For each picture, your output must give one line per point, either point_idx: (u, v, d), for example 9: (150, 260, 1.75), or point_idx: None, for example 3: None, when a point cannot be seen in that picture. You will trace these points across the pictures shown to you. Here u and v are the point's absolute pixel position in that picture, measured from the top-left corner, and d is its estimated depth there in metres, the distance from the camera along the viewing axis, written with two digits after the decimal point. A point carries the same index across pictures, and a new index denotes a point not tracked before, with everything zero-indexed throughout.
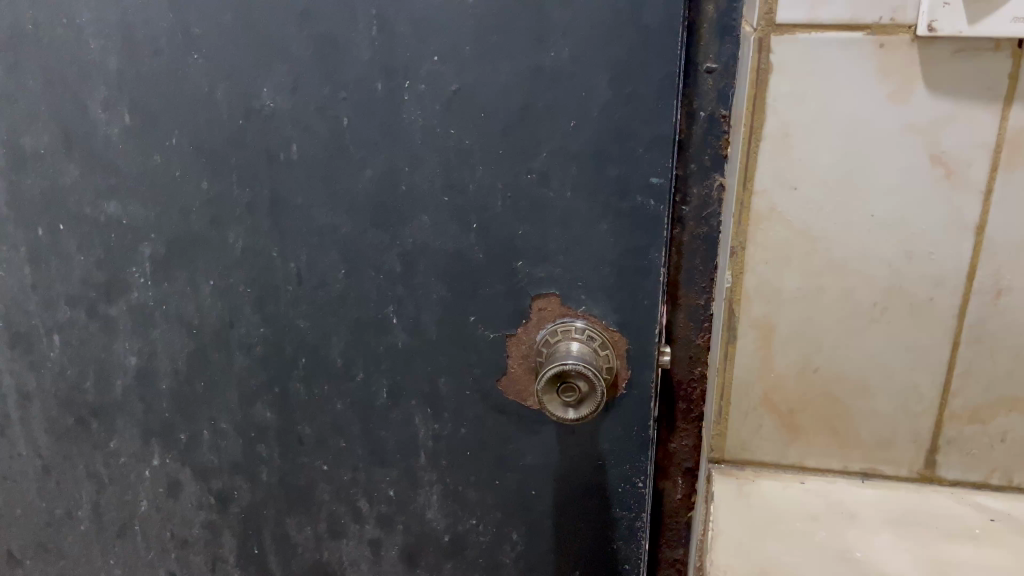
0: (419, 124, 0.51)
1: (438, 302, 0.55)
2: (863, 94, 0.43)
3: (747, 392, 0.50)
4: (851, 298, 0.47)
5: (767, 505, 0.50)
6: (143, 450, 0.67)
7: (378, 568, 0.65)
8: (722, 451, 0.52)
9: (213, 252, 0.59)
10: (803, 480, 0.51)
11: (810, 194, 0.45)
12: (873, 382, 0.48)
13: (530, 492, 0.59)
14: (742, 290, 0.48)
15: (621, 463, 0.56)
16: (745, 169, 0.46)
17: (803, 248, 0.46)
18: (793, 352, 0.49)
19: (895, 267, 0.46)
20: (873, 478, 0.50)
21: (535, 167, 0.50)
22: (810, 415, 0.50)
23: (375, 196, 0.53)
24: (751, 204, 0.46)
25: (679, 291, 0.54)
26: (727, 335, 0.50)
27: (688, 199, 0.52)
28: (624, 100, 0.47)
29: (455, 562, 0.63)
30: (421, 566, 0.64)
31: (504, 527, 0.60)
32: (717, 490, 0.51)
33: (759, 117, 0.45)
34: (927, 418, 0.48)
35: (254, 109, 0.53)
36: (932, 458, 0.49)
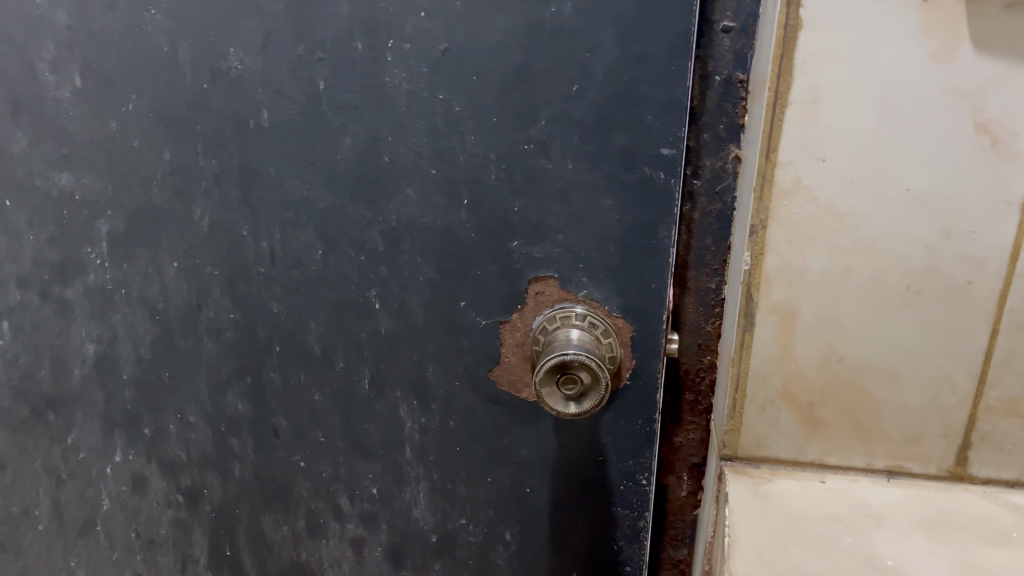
0: (403, 88, 0.46)
1: (424, 284, 0.50)
2: (902, 53, 0.38)
3: (765, 384, 0.46)
4: (882, 280, 0.42)
5: (787, 504, 0.45)
6: (105, 444, 0.62)
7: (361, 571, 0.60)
8: (736, 447, 0.48)
9: (179, 229, 0.54)
10: (824, 479, 0.47)
11: (840, 166, 0.41)
12: (902, 372, 0.44)
13: (524, 489, 0.55)
14: (762, 273, 0.44)
15: (624, 458, 0.52)
16: (768, 137, 0.41)
17: (830, 225, 0.42)
18: (815, 340, 0.44)
19: (930, 247, 0.41)
20: (899, 476, 0.46)
21: (533, 136, 0.45)
22: (832, 408, 0.45)
23: (356, 167, 0.49)
24: (774, 176, 0.42)
25: (688, 273, 0.49)
26: (744, 322, 0.45)
27: (700, 172, 0.47)
28: (631, 61, 0.43)
29: (444, 563, 0.58)
30: (407, 567, 0.59)
31: (496, 525, 0.56)
32: (731, 490, 0.46)
33: (786, 79, 0.40)
34: (959, 410, 0.44)
35: (221, 71, 0.48)
36: (964, 455, 0.45)
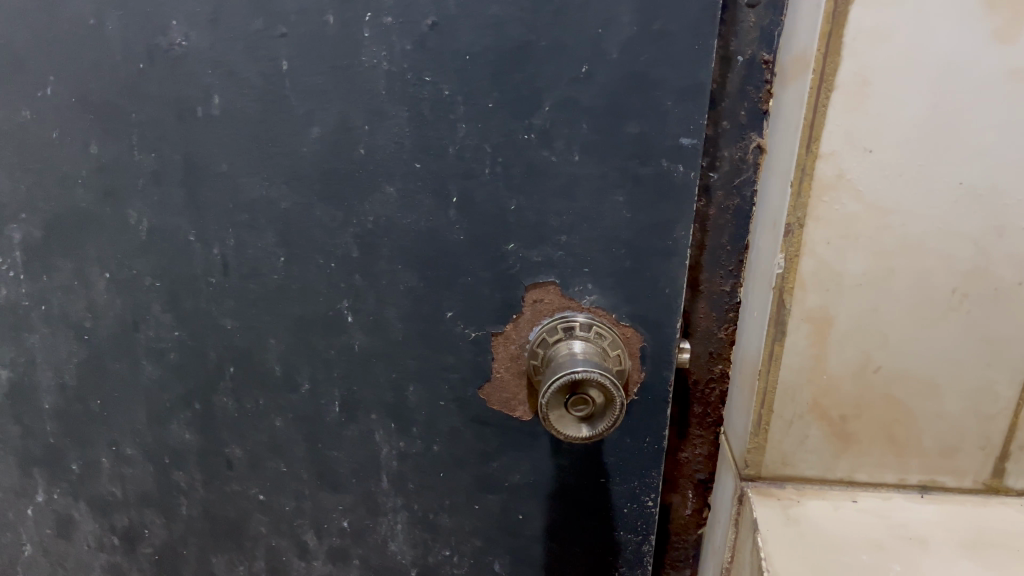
0: (382, 69, 0.39)
1: (405, 293, 0.44)
2: (964, 31, 0.34)
3: (794, 398, 0.42)
4: (927, 283, 0.38)
5: (822, 530, 0.41)
6: (25, 484, 0.56)
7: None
8: (759, 467, 0.44)
9: (109, 237, 0.47)
10: (855, 499, 0.43)
11: (889, 157, 0.36)
12: (942, 382, 0.40)
13: (516, 516, 0.49)
14: (796, 277, 0.39)
15: (628, 479, 0.47)
16: (810, 126, 0.36)
17: (874, 223, 0.38)
18: (851, 349, 0.40)
19: (982, 247, 0.37)
20: (932, 492, 0.43)
21: (535, 125, 0.39)
22: (865, 422, 0.42)
23: (325, 161, 0.42)
24: (814, 170, 0.37)
25: (700, 276, 0.45)
26: (774, 331, 0.41)
27: (717, 164, 0.43)
28: (651, 38, 0.37)
29: None
30: None
31: (484, 556, 0.51)
32: (759, 516, 0.42)
33: (834, 61, 0.35)
34: (1000, 420, 0.41)
35: (160, 48, 0.41)
36: (1001, 466, 0.42)
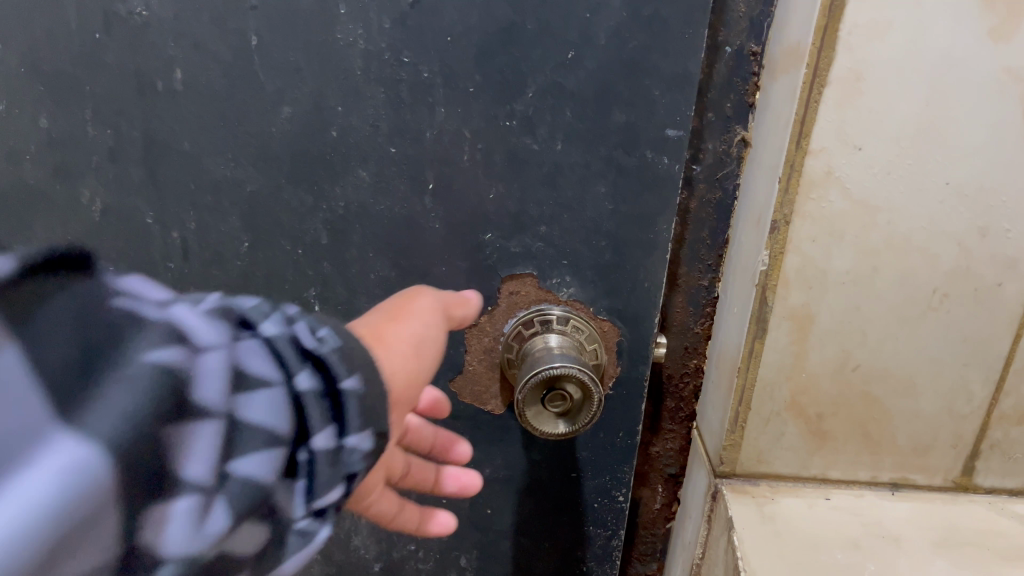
0: (359, 47, 0.37)
1: (376, 281, 0.43)
2: (960, 29, 0.33)
3: (772, 396, 0.41)
4: (909, 282, 0.38)
5: (797, 528, 0.41)
6: None
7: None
8: (734, 463, 0.43)
9: (59, 217, 0.45)
10: (828, 496, 0.43)
11: (878, 155, 0.36)
12: (919, 380, 0.40)
13: (485, 510, 0.49)
14: (780, 273, 0.39)
15: (600, 474, 0.47)
16: (801, 122, 0.36)
17: (861, 221, 0.37)
18: (831, 347, 0.40)
19: (964, 247, 0.37)
20: (903, 489, 0.43)
21: (517, 111, 0.38)
22: (842, 419, 0.42)
23: (296, 143, 0.40)
24: (803, 166, 0.36)
25: (679, 269, 0.45)
26: (755, 328, 0.40)
27: (700, 157, 0.42)
28: (643, 25, 0.36)
29: None
30: None
31: (450, 551, 0.50)
32: (734, 512, 0.42)
33: (828, 55, 0.34)
34: (972, 419, 0.41)
35: (118, 15, 0.38)
36: (971, 465, 0.42)
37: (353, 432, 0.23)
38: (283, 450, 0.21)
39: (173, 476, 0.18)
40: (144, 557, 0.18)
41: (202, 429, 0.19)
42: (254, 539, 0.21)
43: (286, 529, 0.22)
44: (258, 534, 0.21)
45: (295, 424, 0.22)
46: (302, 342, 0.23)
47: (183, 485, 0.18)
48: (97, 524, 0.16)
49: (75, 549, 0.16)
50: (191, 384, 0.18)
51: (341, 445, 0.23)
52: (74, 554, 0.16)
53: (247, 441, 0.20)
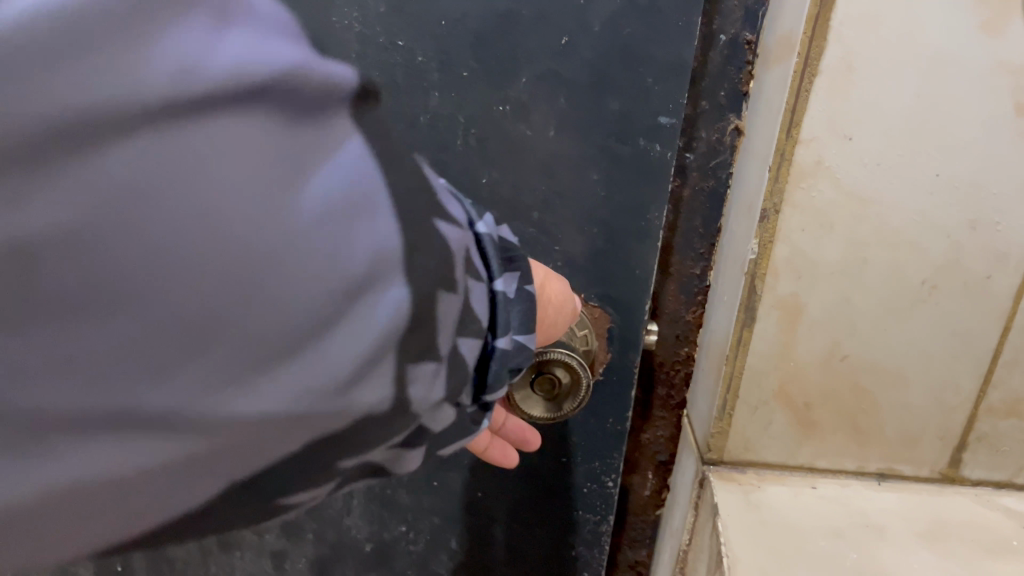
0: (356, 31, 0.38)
1: None
2: (952, 21, 0.33)
3: (761, 383, 0.42)
4: (899, 274, 0.38)
5: (782, 515, 0.41)
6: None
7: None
8: (722, 451, 0.44)
9: None
10: (815, 485, 0.43)
11: (869, 145, 0.36)
12: (908, 372, 0.41)
13: (475, 494, 0.49)
14: (770, 262, 0.39)
15: (590, 459, 0.47)
16: (792, 111, 0.36)
17: (851, 211, 0.37)
18: (820, 337, 0.40)
19: (954, 239, 0.37)
20: (890, 479, 0.44)
21: (511, 97, 0.39)
22: (830, 410, 0.42)
23: None
24: (794, 156, 0.36)
25: (671, 257, 0.45)
26: (743, 316, 0.40)
27: (694, 145, 0.42)
28: (637, 13, 0.36)
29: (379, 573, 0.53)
30: None
31: (441, 533, 0.51)
32: (719, 498, 0.42)
33: (818, 45, 0.34)
34: (960, 411, 0.41)
35: None
36: (958, 456, 0.43)
37: (530, 339, 0.29)
38: (488, 342, 0.27)
39: (438, 341, 0.23)
40: (410, 404, 0.23)
41: (465, 310, 0.24)
42: (448, 415, 0.26)
43: (468, 411, 0.27)
44: (454, 412, 0.26)
45: (489, 316, 0.27)
46: (500, 245, 0.29)
47: (444, 354, 0.23)
48: (382, 360, 0.21)
49: (369, 369, 0.20)
50: (460, 263, 0.24)
51: (511, 344, 0.28)
52: (369, 376, 0.20)
53: (470, 323, 0.25)
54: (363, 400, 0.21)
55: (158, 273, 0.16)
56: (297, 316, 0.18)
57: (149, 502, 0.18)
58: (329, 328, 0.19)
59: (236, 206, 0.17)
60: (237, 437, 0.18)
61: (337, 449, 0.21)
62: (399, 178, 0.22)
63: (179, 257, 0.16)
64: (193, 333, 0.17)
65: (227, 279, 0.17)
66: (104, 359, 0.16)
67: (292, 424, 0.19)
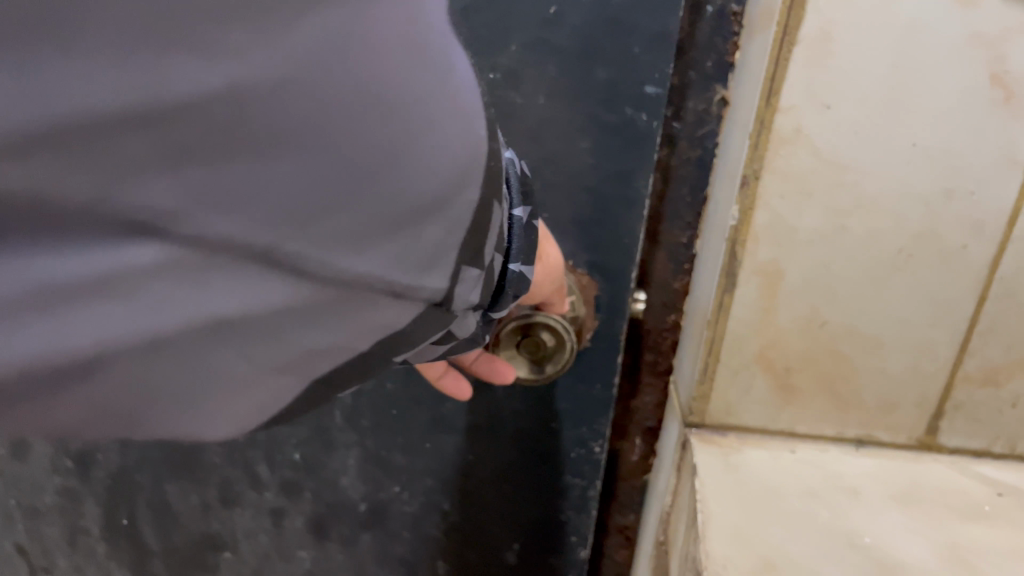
0: None
1: None
2: None
3: (741, 348, 0.43)
4: (876, 242, 0.39)
5: (759, 476, 0.42)
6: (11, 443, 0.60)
7: (279, 542, 0.58)
8: (703, 414, 0.45)
9: None
10: (794, 449, 0.45)
11: (847, 114, 0.37)
12: (886, 339, 0.42)
13: (467, 457, 0.51)
14: (750, 229, 0.40)
15: (579, 424, 0.49)
16: (771, 80, 0.37)
17: (829, 179, 0.38)
18: (799, 303, 0.41)
19: (930, 208, 0.38)
20: (868, 445, 0.45)
21: (500, 64, 0.41)
22: (809, 375, 0.43)
23: None
24: (773, 124, 0.38)
25: (659, 226, 0.46)
26: (725, 282, 0.42)
27: (682, 114, 0.44)
28: None
29: (374, 533, 0.55)
30: (333, 538, 0.56)
31: (434, 495, 0.53)
32: (699, 459, 0.44)
33: (797, 15, 0.35)
34: (936, 378, 0.42)
35: None
36: (935, 424, 0.43)
37: (532, 269, 0.34)
38: (506, 266, 0.31)
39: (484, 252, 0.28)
40: (456, 299, 0.27)
41: (502, 232, 0.29)
42: (469, 324, 0.30)
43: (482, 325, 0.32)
44: (475, 323, 0.30)
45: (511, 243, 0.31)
46: (523, 179, 0.33)
47: (485, 264, 0.28)
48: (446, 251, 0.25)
49: (438, 256, 0.25)
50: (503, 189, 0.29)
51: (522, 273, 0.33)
52: (434, 264, 0.25)
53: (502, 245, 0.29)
54: (428, 287, 0.25)
55: (313, 142, 0.19)
56: (426, 184, 0.23)
57: (215, 358, 0.22)
58: (423, 219, 0.23)
59: (389, 93, 0.21)
60: (337, 299, 0.22)
61: (397, 340, 0.26)
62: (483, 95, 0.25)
63: (328, 129, 0.20)
64: (352, 175, 0.20)
65: (364, 158, 0.21)
66: (269, 209, 0.19)
67: (379, 291, 0.24)
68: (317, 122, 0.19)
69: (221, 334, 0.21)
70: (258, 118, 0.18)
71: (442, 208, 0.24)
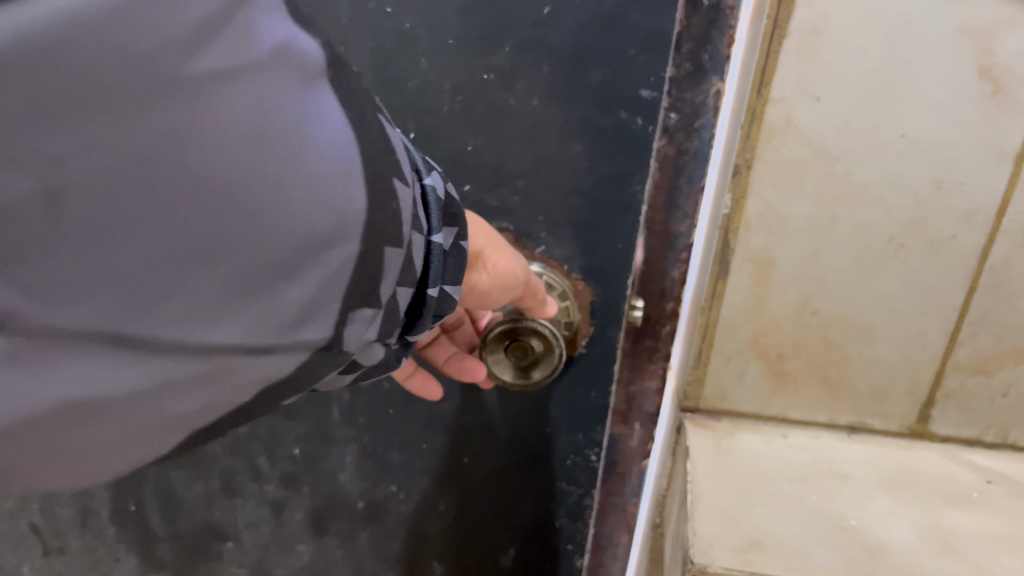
0: None
1: None
2: None
3: (735, 334, 0.44)
4: (866, 231, 0.40)
5: (750, 460, 0.44)
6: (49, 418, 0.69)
7: (279, 533, 0.61)
8: (698, 399, 0.47)
9: None
10: (786, 434, 0.46)
11: (836, 105, 0.38)
12: (877, 327, 0.42)
13: (461, 460, 0.54)
14: (742, 218, 0.41)
15: (575, 431, 0.52)
16: (762, 72, 0.38)
17: (820, 169, 0.39)
18: (791, 291, 0.43)
19: (920, 199, 0.39)
20: (860, 433, 0.45)
21: None
22: (801, 362, 0.44)
23: None
24: (764, 114, 0.39)
25: (657, 215, 0.47)
26: (718, 270, 0.43)
27: (680, 104, 0.43)
28: None
29: (369, 532, 0.60)
30: (327, 535, 0.61)
31: (429, 496, 0.56)
32: (692, 442, 0.45)
33: (787, 9, 0.36)
34: (927, 366, 0.43)
35: None
36: (926, 412, 0.44)
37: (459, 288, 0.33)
38: (422, 290, 0.30)
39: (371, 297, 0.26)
40: (344, 340, 0.26)
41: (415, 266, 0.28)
42: (375, 354, 0.29)
43: (396, 351, 0.32)
44: (382, 352, 0.30)
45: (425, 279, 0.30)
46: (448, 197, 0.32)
47: (383, 302, 0.27)
48: (325, 306, 0.24)
49: (310, 313, 0.23)
50: (407, 221, 0.27)
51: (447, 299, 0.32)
52: (310, 320, 0.23)
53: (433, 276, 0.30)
54: (304, 338, 0.23)
55: (150, 218, 0.18)
56: (278, 245, 0.21)
57: (101, 436, 0.20)
58: (282, 281, 0.22)
59: (229, 161, 0.19)
60: (204, 369, 0.21)
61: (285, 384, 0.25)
62: (372, 127, 0.24)
63: (168, 208, 0.18)
64: (191, 252, 0.19)
65: (204, 233, 0.19)
66: (104, 298, 0.18)
67: (258, 357, 0.22)
68: (160, 201, 0.18)
69: (86, 414, 0.19)
70: (92, 208, 0.17)
71: (317, 261, 0.22)
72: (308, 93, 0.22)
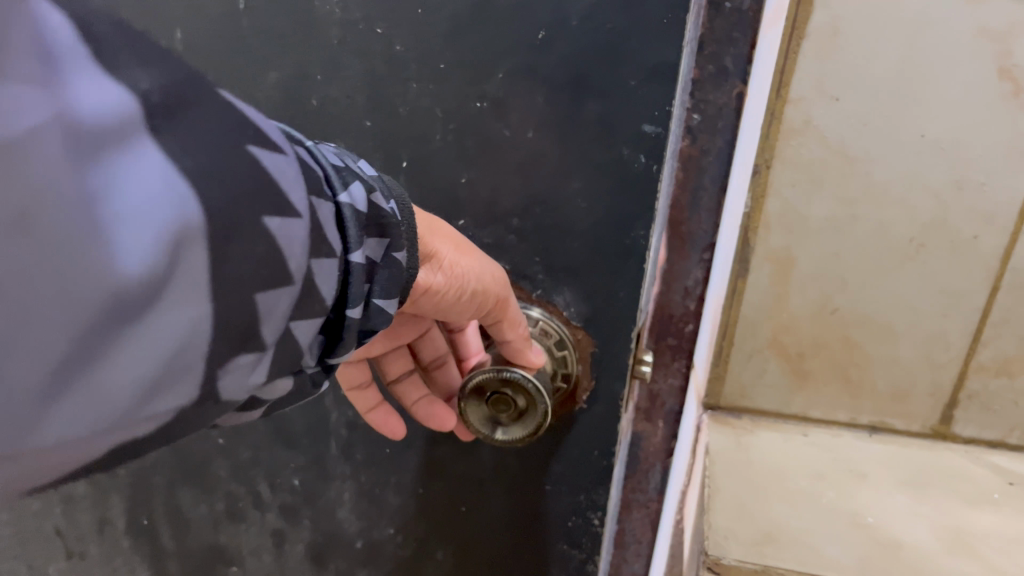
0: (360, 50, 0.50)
1: None
2: None
3: (756, 331, 0.45)
4: (887, 230, 0.41)
5: (768, 457, 0.44)
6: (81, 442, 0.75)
7: (280, 560, 0.71)
8: (719, 396, 0.47)
9: None
10: (806, 433, 0.46)
11: (854, 105, 0.38)
12: (898, 326, 0.43)
13: (460, 506, 0.60)
14: (762, 217, 0.41)
15: (574, 491, 0.56)
16: (782, 71, 0.38)
17: (839, 168, 0.40)
18: (811, 290, 0.43)
19: (941, 199, 0.39)
20: (881, 432, 0.46)
21: (489, 93, 0.49)
22: (821, 361, 0.45)
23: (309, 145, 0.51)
24: (784, 114, 0.39)
25: (681, 217, 0.50)
26: (738, 268, 0.43)
27: (703, 108, 0.47)
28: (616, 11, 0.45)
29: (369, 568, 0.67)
30: (330, 568, 0.69)
31: (425, 546, 0.63)
32: (713, 438, 0.45)
33: (806, 9, 0.37)
34: (950, 367, 0.43)
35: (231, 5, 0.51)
36: (949, 414, 0.44)
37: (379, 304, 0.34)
38: (342, 311, 0.31)
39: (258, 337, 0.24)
40: (223, 392, 0.24)
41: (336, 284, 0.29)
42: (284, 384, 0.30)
43: (313, 372, 0.32)
44: (286, 387, 0.30)
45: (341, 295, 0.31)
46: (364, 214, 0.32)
47: (269, 342, 0.25)
48: (181, 372, 0.22)
49: (162, 384, 0.21)
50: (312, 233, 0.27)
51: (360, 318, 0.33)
52: (163, 390, 0.22)
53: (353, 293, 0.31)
54: (156, 408, 0.22)
55: None
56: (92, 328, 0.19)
57: None
58: (110, 361, 0.20)
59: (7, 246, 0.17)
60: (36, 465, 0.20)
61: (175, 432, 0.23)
62: (263, 177, 0.23)
63: None
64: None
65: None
66: None
67: (102, 434, 0.21)
68: None
69: None
70: None
71: (159, 313, 0.20)
72: (102, 159, 0.19)
